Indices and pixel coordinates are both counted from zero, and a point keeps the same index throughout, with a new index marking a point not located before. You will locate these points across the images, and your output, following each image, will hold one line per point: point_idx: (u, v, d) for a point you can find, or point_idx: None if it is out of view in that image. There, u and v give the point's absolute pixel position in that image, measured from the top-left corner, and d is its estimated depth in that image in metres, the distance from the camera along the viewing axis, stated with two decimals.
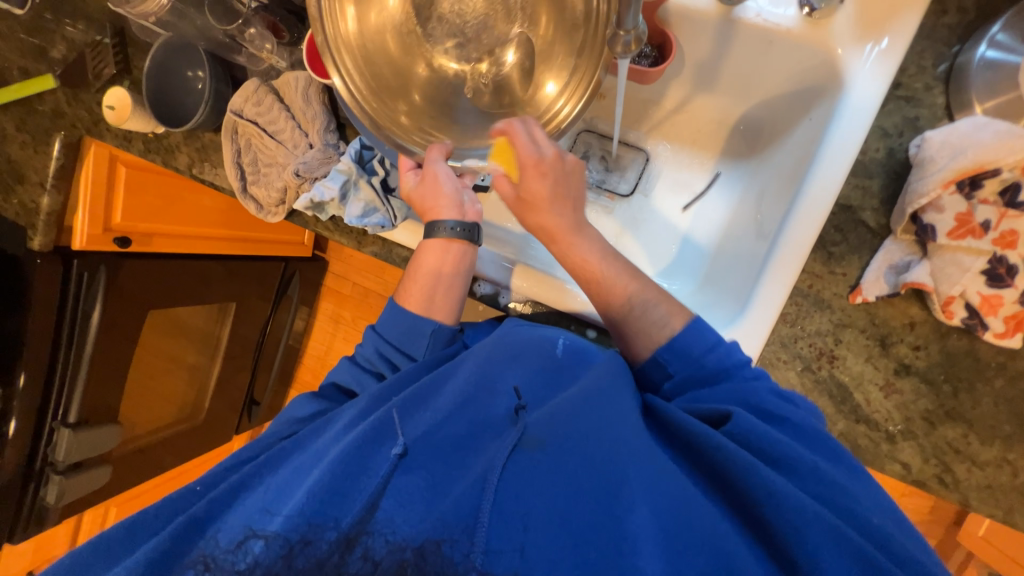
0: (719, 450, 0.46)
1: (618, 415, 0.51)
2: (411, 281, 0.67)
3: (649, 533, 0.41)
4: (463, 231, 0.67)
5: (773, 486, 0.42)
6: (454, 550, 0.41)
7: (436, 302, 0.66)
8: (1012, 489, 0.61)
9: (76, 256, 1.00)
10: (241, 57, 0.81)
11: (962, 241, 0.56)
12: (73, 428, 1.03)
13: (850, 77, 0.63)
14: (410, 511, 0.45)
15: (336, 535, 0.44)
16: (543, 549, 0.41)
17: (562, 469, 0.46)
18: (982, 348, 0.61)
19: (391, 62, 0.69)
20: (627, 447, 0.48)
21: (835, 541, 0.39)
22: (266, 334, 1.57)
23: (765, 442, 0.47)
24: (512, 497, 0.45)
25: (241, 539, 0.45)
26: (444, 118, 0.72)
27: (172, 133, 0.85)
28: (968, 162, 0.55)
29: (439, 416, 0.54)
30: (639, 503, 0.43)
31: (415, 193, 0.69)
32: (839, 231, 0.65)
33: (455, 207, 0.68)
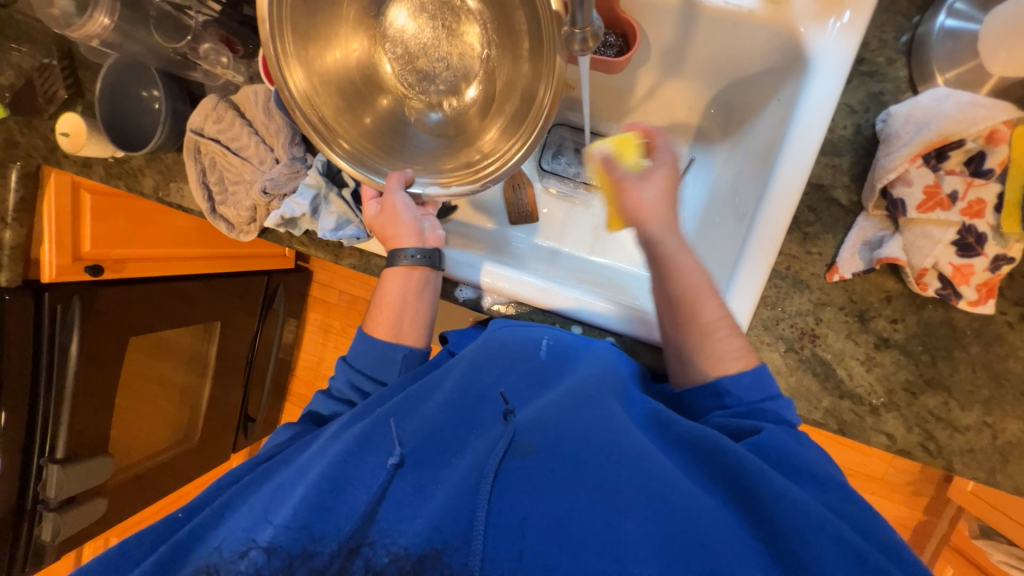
0: (728, 454, 0.47)
1: (611, 417, 0.51)
2: (377, 309, 0.66)
3: (642, 537, 0.41)
4: (425, 257, 0.66)
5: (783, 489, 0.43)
6: (453, 558, 0.42)
7: (404, 329, 0.66)
8: (993, 451, 0.63)
9: (47, 288, 0.97)
10: (198, 73, 0.79)
11: (932, 214, 0.57)
12: (61, 465, 1.01)
13: (814, 56, 0.62)
14: (403, 516, 0.45)
15: (336, 546, 0.43)
16: (542, 552, 0.42)
17: (556, 471, 0.47)
18: (958, 317, 0.62)
19: (346, 96, 0.70)
20: (620, 446, 0.48)
21: (837, 543, 0.40)
22: (255, 349, 1.55)
23: (780, 455, 0.49)
24: (509, 502, 0.45)
25: (242, 549, 0.44)
26: (392, 146, 0.72)
27: (134, 157, 0.82)
28: (933, 135, 0.56)
29: (429, 423, 0.53)
30: (632, 506, 0.43)
31: (376, 222, 0.68)
32: (812, 211, 0.65)
33: (415, 235, 0.67)
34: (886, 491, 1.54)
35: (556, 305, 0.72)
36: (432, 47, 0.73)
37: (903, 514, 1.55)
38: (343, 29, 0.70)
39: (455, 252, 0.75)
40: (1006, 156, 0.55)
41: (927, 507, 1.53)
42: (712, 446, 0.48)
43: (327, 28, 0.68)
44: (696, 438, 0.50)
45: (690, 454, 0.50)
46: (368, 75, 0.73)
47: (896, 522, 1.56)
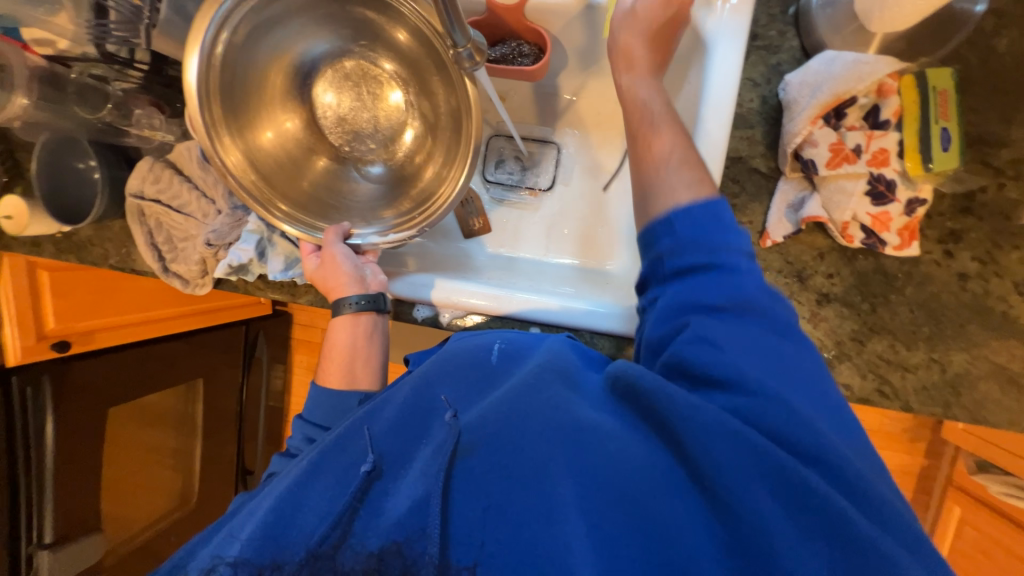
0: (652, 391, 0.45)
1: (546, 394, 0.50)
2: (328, 361, 0.67)
3: (573, 499, 0.42)
4: (368, 303, 0.67)
5: (690, 408, 0.43)
6: (414, 548, 0.43)
7: (357, 376, 0.66)
8: (945, 385, 0.65)
9: (14, 372, 0.96)
10: (131, 138, 0.79)
11: (840, 169, 0.60)
12: (51, 549, 0.99)
13: (710, 36, 0.66)
14: (367, 525, 0.45)
15: (304, 552, 0.44)
16: (492, 540, 0.42)
17: (501, 461, 0.46)
18: (888, 262, 0.65)
19: (282, 162, 0.71)
20: (552, 419, 0.48)
21: (777, 479, 0.40)
22: (244, 403, 1.53)
23: (703, 367, 0.47)
24: (459, 498, 0.45)
25: (206, 568, 0.44)
26: (335, 200, 0.73)
27: (80, 230, 0.82)
28: (826, 96, 0.59)
29: (378, 436, 0.53)
30: (562, 475, 0.44)
31: (317, 275, 0.67)
32: (736, 182, 0.67)
33: (357, 282, 0.67)
34: (886, 442, 1.56)
35: (509, 310, 0.73)
36: (359, 111, 0.76)
37: (907, 461, 1.57)
38: (272, 107, 0.72)
39: (402, 275, 0.76)
40: (898, 105, 0.58)
41: (928, 451, 1.56)
42: (636, 388, 0.46)
43: (259, 105, 0.70)
44: (622, 384, 0.48)
45: (623, 406, 0.49)
46: (304, 144, 0.74)
47: (902, 471, 1.58)
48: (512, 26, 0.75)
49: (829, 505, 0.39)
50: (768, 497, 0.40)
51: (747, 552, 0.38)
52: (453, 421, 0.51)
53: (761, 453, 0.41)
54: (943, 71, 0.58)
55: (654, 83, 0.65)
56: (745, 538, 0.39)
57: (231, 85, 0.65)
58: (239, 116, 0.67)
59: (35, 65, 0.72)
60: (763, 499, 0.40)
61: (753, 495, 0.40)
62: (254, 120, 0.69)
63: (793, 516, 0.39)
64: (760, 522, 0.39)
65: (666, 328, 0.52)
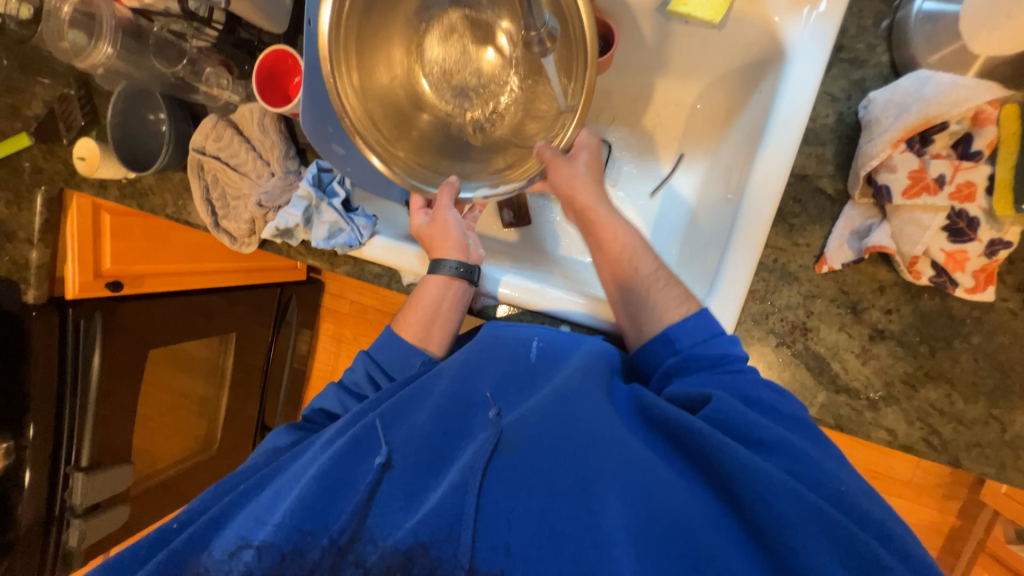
0: (695, 432, 0.47)
1: (594, 407, 0.51)
2: (410, 310, 0.67)
3: (622, 524, 0.42)
4: (464, 271, 0.68)
5: (746, 461, 0.44)
6: (443, 550, 0.44)
7: (434, 333, 0.67)
8: (1002, 445, 0.60)
9: (70, 304, 1.02)
10: (199, 95, 0.81)
11: (918, 199, 0.55)
12: (86, 472, 1.06)
13: (791, 44, 0.62)
14: (396, 517, 0.48)
15: (328, 544, 0.46)
16: (524, 546, 0.43)
17: (539, 467, 0.47)
18: (955, 305, 0.60)
19: (392, 112, 0.69)
20: (604, 441, 0.48)
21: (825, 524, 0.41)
22: (270, 359, 1.59)
23: (742, 424, 0.48)
24: (494, 500, 0.46)
25: (234, 549, 0.46)
26: (442, 155, 0.72)
27: (144, 177, 0.86)
28: (914, 119, 0.55)
29: (419, 428, 0.54)
30: (611, 496, 0.44)
31: (425, 231, 0.70)
32: (797, 202, 0.64)
33: (461, 248, 0.69)
34: (915, 495, 1.47)
35: (542, 306, 0.71)
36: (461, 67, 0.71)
37: (936, 518, 1.47)
38: (388, 49, 0.68)
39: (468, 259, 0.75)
40: (995, 136, 0.53)
41: (962, 512, 1.45)
42: (680, 427, 0.48)
43: (375, 47, 0.67)
44: (662, 417, 0.50)
45: (665, 439, 0.50)
46: (412, 94, 0.71)
47: (929, 528, 1.48)
48: None
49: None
50: (834, 561, 0.39)
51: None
52: (497, 420, 0.52)
53: (830, 520, 0.40)
54: None
55: (631, 227, 0.68)
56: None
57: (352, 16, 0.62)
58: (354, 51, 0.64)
59: (122, 17, 0.76)
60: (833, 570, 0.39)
61: (815, 557, 0.39)
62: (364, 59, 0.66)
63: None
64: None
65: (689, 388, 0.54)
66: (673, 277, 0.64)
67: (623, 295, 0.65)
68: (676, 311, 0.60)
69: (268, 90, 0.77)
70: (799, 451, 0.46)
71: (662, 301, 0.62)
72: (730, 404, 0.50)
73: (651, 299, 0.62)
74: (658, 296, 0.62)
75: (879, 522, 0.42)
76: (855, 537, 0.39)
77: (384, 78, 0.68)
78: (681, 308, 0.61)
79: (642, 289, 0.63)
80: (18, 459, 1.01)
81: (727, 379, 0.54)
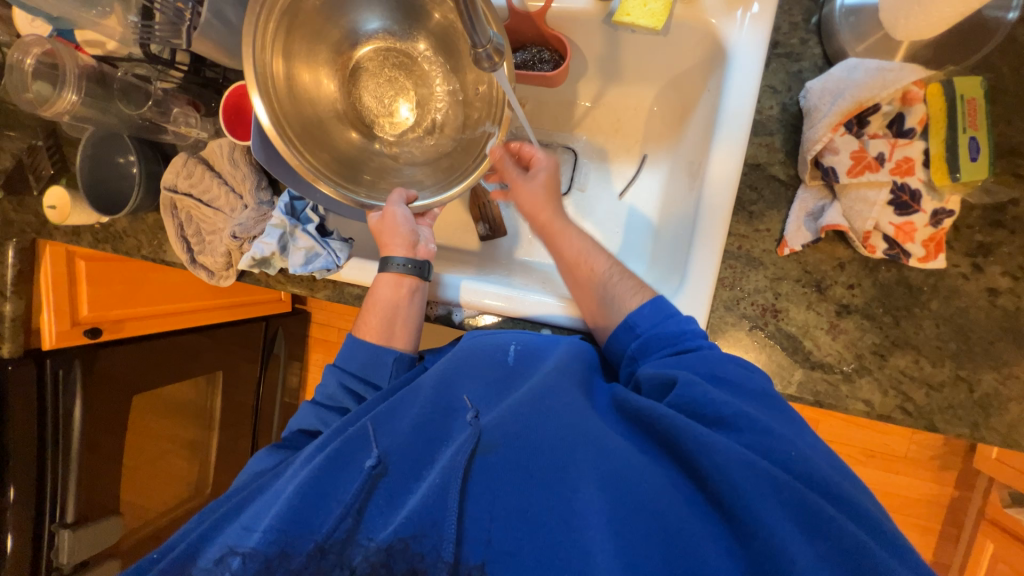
0: (661, 419, 0.49)
1: (570, 402, 0.54)
2: (369, 313, 0.68)
3: (594, 505, 0.46)
4: (414, 267, 0.69)
5: (708, 440, 0.46)
6: (424, 544, 0.46)
7: (392, 333, 0.68)
8: (972, 405, 0.62)
9: (48, 355, 1.00)
10: (168, 135, 0.83)
11: (862, 177, 0.59)
12: (72, 528, 1.03)
13: (731, 43, 0.66)
14: (380, 521, 0.50)
15: (312, 546, 0.48)
16: (503, 537, 0.47)
17: (515, 462, 0.50)
18: (912, 275, 0.63)
19: (308, 125, 0.73)
20: (578, 433, 0.51)
21: (785, 491, 0.43)
22: (261, 397, 1.57)
23: (707, 404, 0.50)
24: (475, 497, 0.49)
25: (220, 557, 0.48)
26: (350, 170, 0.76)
27: (117, 220, 0.86)
28: (848, 104, 0.58)
29: (402, 437, 0.55)
30: (584, 480, 0.47)
31: (375, 230, 0.73)
32: (754, 190, 0.67)
33: (409, 246, 0.70)
34: (910, 470, 1.49)
35: (523, 312, 0.72)
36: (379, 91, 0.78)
37: (933, 490, 1.49)
38: (310, 68, 0.73)
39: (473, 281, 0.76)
40: (924, 113, 0.57)
41: (958, 482, 1.47)
42: (650, 416, 0.51)
43: (300, 64, 0.72)
44: (634, 408, 0.53)
45: (637, 429, 0.53)
46: (326, 112, 0.76)
47: (928, 501, 1.50)
48: (535, 32, 0.75)
49: (845, 533, 0.41)
50: (788, 520, 0.42)
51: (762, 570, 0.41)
52: (476, 421, 0.55)
53: (779, 483, 0.43)
54: (973, 80, 0.56)
55: (580, 234, 0.72)
56: (761, 554, 0.41)
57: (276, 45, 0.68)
58: (284, 75, 0.69)
59: (86, 65, 0.75)
60: (789, 528, 0.42)
61: (774, 517, 0.42)
62: (296, 87, 0.72)
63: (816, 544, 0.41)
64: (777, 543, 0.41)
65: (658, 369, 0.56)
66: (627, 270, 0.68)
67: (588, 291, 0.68)
68: (631, 301, 0.65)
69: (236, 124, 0.78)
70: (764, 426, 0.48)
71: (619, 294, 0.66)
72: (697, 384, 0.52)
73: (607, 293, 0.66)
74: (614, 290, 0.66)
75: (831, 487, 0.44)
76: (804, 499, 0.43)
77: (302, 92, 0.73)
78: (636, 298, 0.65)
79: (599, 286, 0.67)
80: None
81: (695, 359, 0.55)
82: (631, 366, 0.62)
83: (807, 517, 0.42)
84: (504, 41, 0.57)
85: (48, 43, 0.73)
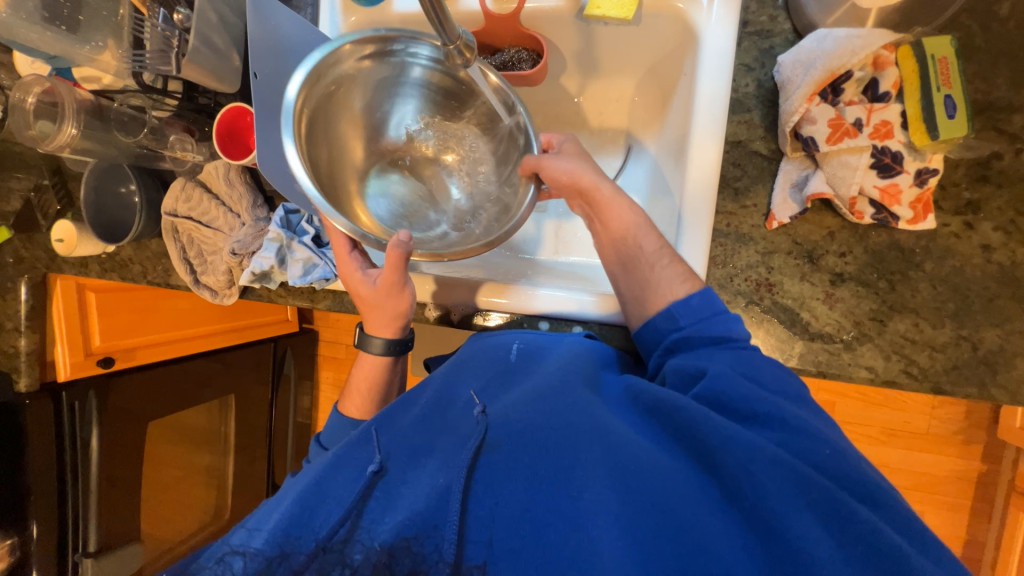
0: (683, 410, 0.49)
1: (576, 401, 0.53)
2: (353, 392, 0.75)
3: (601, 503, 0.44)
4: (394, 348, 0.74)
5: (737, 436, 0.46)
6: (425, 545, 0.46)
7: (376, 405, 0.75)
8: (978, 363, 0.62)
9: (63, 387, 1.01)
10: (167, 162, 0.86)
11: (841, 144, 0.59)
12: (95, 557, 1.05)
13: (701, 27, 0.67)
14: (380, 516, 0.50)
15: (313, 545, 0.48)
16: (506, 538, 0.45)
17: (522, 463, 0.49)
18: (903, 237, 0.63)
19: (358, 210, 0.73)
20: (581, 430, 0.50)
21: (803, 487, 0.43)
22: (274, 417, 1.58)
23: (739, 399, 0.50)
24: (478, 498, 0.48)
25: (222, 555, 0.48)
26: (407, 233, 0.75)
27: (122, 248, 0.89)
28: (820, 73, 0.59)
29: (401, 436, 0.58)
30: (593, 478, 0.46)
31: (370, 295, 0.70)
32: (737, 167, 0.67)
33: (398, 326, 0.73)
34: (934, 446, 1.45)
35: (521, 305, 0.74)
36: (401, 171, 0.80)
37: (960, 466, 1.45)
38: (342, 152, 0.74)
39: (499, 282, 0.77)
40: (897, 76, 0.58)
41: (985, 455, 1.43)
42: (670, 409, 0.50)
43: (332, 149, 0.72)
44: (654, 401, 0.52)
45: (653, 421, 0.52)
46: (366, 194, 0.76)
47: (957, 477, 1.46)
48: (512, 35, 0.76)
49: (872, 532, 0.41)
50: (810, 518, 0.42)
51: (781, 564, 0.40)
52: (483, 416, 0.55)
53: (802, 478, 0.44)
54: (942, 38, 0.57)
55: (636, 207, 0.66)
56: (782, 553, 0.41)
57: (312, 130, 0.68)
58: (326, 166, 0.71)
59: (83, 99, 0.78)
60: (807, 523, 0.42)
61: (793, 512, 0.42)
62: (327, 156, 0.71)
63: (834, 537, 0.41)
64: (804, 545, 0.40)
65: (686, 362, 0.56)
66: (676, 254, 0.64)
67: (613, 243, 0.67)
68: (679, 288, 0.61)
69: (229, 145, 0.80)
70: (791, 421, 0.48)
71: (643, 256, 0.63)
72: (721, 376, 0.52)
73: (655, 277, 0.62)
74: (647, 246, 0.64)
75: (863, 484, 0.45)
76: (823, 491, 0.43)
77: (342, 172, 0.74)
78: (683, 286, 0.61)
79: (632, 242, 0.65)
80: (22, 555, 0.99)
81: (728, 354, 0.55)
82: (664, 357, 0.60)
83: (825, 513, 0.42)
84: (473, 36, 0.57)
85: (47, 82, 0.76)
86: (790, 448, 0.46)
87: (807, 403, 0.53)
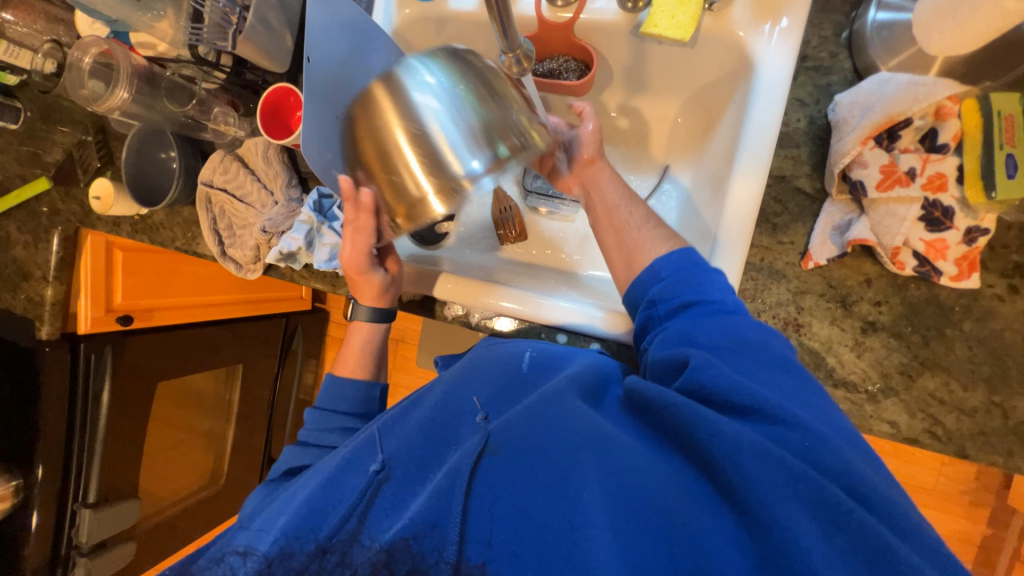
0: (671, 406, 0.46)
1: (570, 404, 0.52)
2: (343, 357, 0.75)
3: (597, 508, 0.44)
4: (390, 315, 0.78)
5: (719, 428, 0.43)
6: (425, 545, 0.46)
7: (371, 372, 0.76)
8: (1007, 432, 0.60)
9: (82, 339, 1.04)
10: (207, 133, 0.87)
11: (892, 191, 0.58)
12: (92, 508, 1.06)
13: (758, 56, 0.66)
14: (385, 523, 0.50)
15: (314, 546, 0.48)
16: (506, 543, 0.45)
17: (520, 472, 0.48)
18: (943, 293, 0.61)
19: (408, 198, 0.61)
20: (574, 433, 0.49)
21: (800, 489, 0.40)
22: (278, 392, 1.60)
23: (734, 394, 0.46)
24: (478, 502, 0.48)
25: (224, 555, 0.49)
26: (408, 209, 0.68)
27: (155, 212, 0.90)
28: (880, 117, 0.58)
29: (404, 440, 0.56)
30: (588, 481, 0.45)
31: (384, 283, 0.74)
32: (779, 202, 0.66)
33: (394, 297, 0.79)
34: (940, 503, 1.41)
35: (548, 317, 0.73)
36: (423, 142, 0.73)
37: (965, 528, 1.41)
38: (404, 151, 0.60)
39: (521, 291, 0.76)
40: (958, 129, 0.56)
41: (991, 519, 1.39)
42: (659, 405, 0.47)
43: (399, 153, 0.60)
44: (640, 398, 0.50)
45: (644, 422, 0.50)
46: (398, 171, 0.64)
47: (961, 538, 1.41)
48: (563, 43, 0.76)
49: (865, 527, 0.38)
50: (808, 519, 0.39)
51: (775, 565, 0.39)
52: (484, 424, 0.54)
53: (796, 475, 0.40)
54: (1010, 95, 0.55)
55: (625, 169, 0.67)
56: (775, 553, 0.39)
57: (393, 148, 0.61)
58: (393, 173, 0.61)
59: (138, 64, 0.80)
60: (802, 523, 0.39)
61: (790, 513, 0.39)
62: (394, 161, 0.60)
63: (831, 541, 0.39)
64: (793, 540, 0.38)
65: (670, 350, 0.52)
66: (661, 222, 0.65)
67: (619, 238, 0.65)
68: (659, 248, 0.61)
69: (271, 124, 0.80)
70: (790, 417, 0.44)
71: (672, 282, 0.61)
72: (709, 366, 0.48)
73: (639, 236, 0.63)
74: (646, 235, 0.63)
75: (851, 474, 0.41)
76: (823, 494, 0.39)
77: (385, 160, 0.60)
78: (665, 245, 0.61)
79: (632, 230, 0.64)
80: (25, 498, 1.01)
81: (710, 321, 0.52)
82: (649, 312, 0.58)
83: (829, 518, 0.39)
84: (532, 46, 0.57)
85: (105, 43, 0.78)
86: (774, 439, 0.43)
87: (820, 395, 0.49)
